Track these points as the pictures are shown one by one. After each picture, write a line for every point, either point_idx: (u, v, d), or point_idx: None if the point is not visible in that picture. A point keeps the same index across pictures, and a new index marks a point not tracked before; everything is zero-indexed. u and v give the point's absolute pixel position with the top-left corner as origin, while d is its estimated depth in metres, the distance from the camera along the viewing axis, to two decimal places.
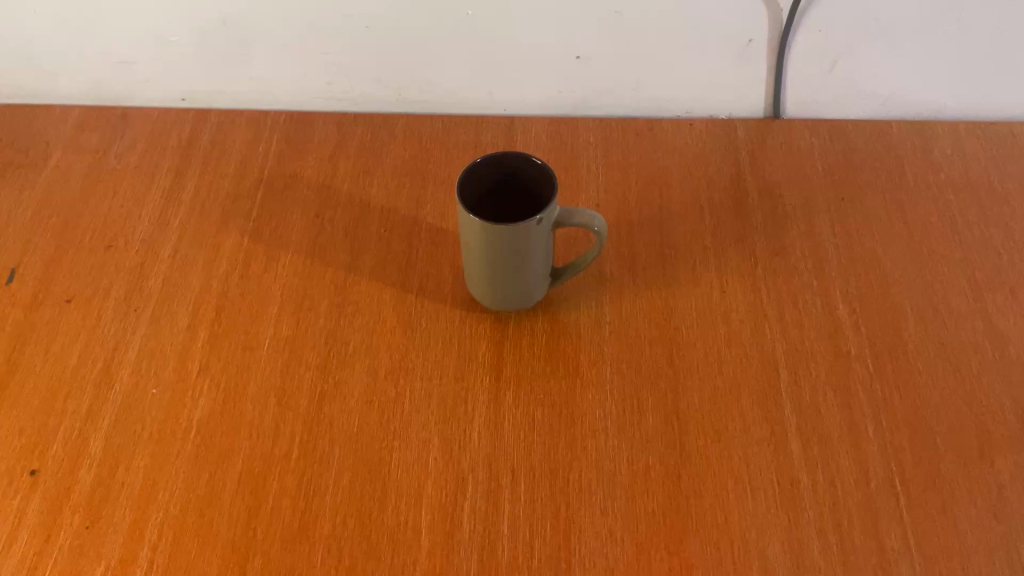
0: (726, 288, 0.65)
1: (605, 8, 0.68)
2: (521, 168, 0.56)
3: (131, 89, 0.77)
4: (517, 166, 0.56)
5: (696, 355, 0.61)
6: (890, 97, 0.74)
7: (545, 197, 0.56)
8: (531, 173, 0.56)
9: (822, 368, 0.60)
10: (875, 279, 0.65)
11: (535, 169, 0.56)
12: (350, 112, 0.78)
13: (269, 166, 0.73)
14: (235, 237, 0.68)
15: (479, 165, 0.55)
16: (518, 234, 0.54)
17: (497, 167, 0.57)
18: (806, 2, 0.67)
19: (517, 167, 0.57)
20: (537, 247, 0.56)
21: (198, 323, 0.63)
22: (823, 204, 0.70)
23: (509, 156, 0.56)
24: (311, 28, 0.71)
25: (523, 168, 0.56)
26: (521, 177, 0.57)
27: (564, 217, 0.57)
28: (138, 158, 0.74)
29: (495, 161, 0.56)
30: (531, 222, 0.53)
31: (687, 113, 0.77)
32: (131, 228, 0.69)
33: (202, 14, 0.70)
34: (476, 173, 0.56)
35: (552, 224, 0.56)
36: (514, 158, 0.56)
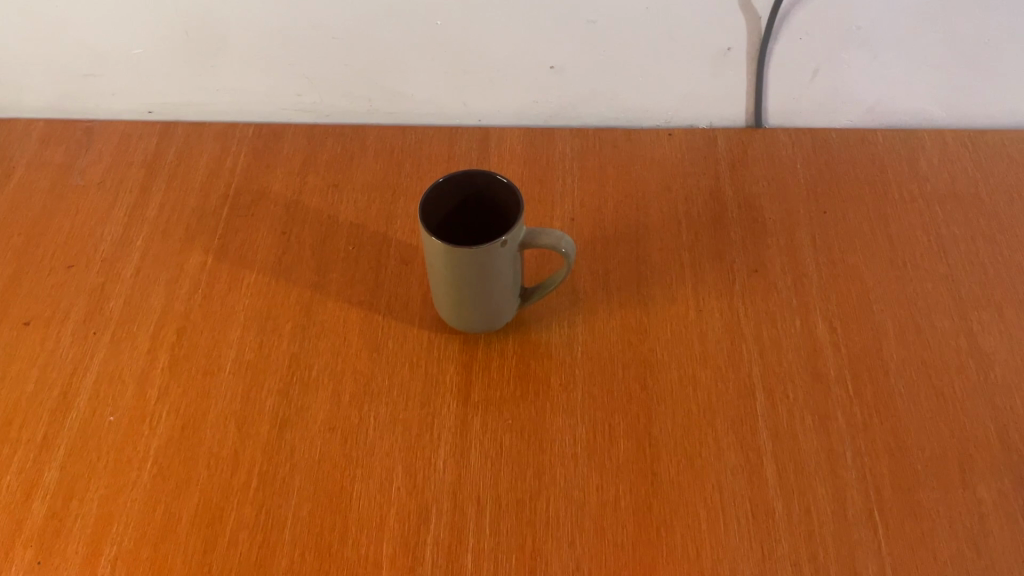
0: (703, 307, 0.63)
1: (578, 18, 0.66)
2: (488, 186, 0.54)
3: (96, 102, 0.76)
4: (483, 184, 0.54)
5: (670, 378, 0.59)
6: (874, 105, 0.72)
7: (512, 217, 0.54)
8: (497, 192, 0.54)
9: (799, 391, 0.58)
10: (857, 297, 0.63)
11: (501, 187, 0.54)
12: (321, 124, 0.76)
13: (237, 182, 0.71)
14: (199, 256, 0.66)
15: (443, 184, 0.53)
16: (483, 256, 0.52)
17: (462, 185, 0.55)
18: (784, 10, 0.65)
19: (482, 185, 0.55)
20: (504, 269, 0.54)
21: (158, 347, 0.62)
22: (805, 217, 0.67)
23: (474, 175, 0.54)
24: (278, 40, 0.69)
25: (490, 187, 0.54)
26: (488, 196, 0.55)
27: (531, 238, 0.55)
28: (103, 174, 0.72)
29: (459, 180, 0.54)
30: (496, 244, 0.51)
31: (666, 122, 0.75)
32: (93, 247, 0.67)
33: (165, 25, 0.68)
34: (440, 192, 0.54)
35: (519, 245, 0.54)
36: (479, 177, 0.54)
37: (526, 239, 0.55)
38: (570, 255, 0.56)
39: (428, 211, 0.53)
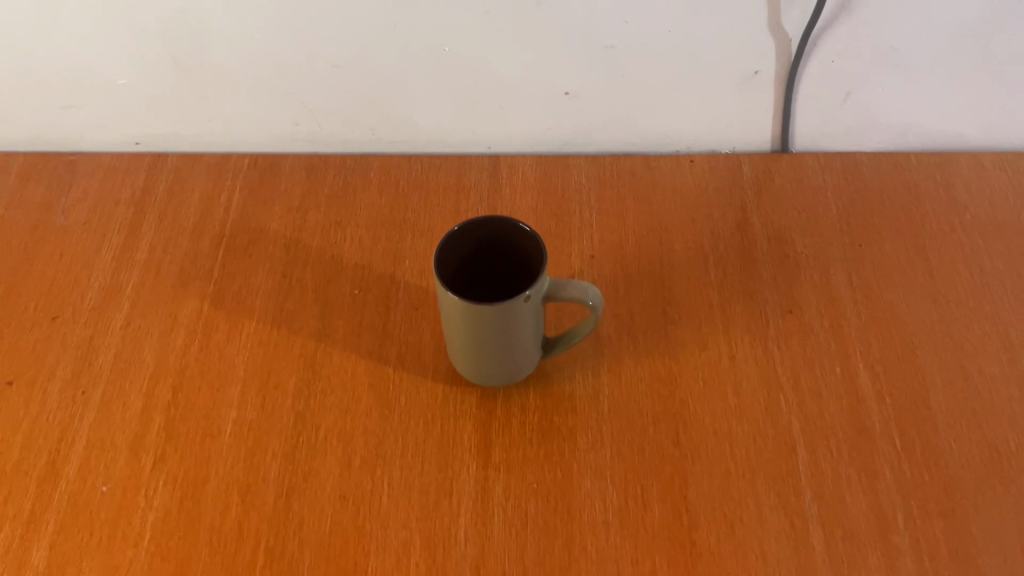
0: (735, 353, 0.59)
1: (595, 44, 0.62)
2: (509, 234, 0.50)
3: (80, 134, 0.71)
4: (504, 232, 0.50)
5: (704, 434, 0.55)
6: (908, 128, 0.68)
7: (534, 267, 0.50)
8: (519, 240, 0.50)
9: (843, 446, 0.55)
10: (898, 339, 0.59)
11: (523, 236, 0.50)
12: (320, 154, 0.72)
13: (232, 220, 0.67)
14: (193, 304, 0.62)
15: (458, 231, 0.49)
16: (503, 310, 0.48)
17: (479, 232, 0.50)
18: (816, 35, 0.61)
19: (503, 233, 0.51)
20: (525, 323, 0.50)
21: (152, 407, 0.57)
22: (839, 251, 0.63)
23: (494, 221, 0.50)
24: (274, 67, 0.65)
25: (511, 234, 0.50)
26: (508, 244, 0.51)
27: (556, 290, 0.50)
28: (88, 213, 0.67)
29: (478, 226, 0.50)
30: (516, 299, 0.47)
31: (687, 147, 0.70)
32: (79, 295, 0.62)
33: (152, 53, 0.64)
34: (456, 239, 0.50)
35: (542, 297, 0.50)
36: (498, 223, 0.50)
37: (550, 291, 0.50)
38: (598, 309, 0.52)
39: (444, 260, 0.49)
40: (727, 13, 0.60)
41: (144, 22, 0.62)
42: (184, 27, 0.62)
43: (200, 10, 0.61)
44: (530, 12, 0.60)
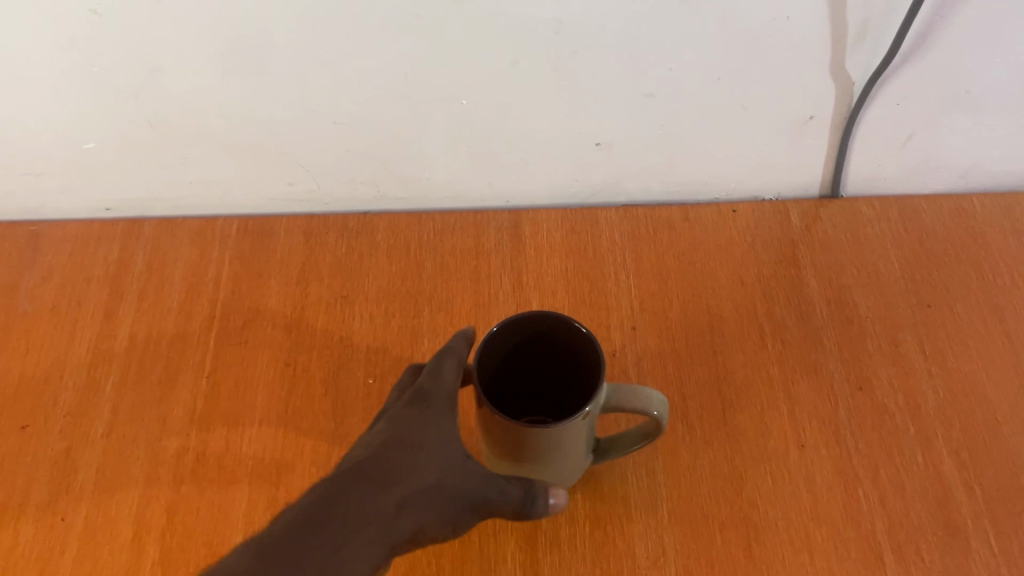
0: (805, 442, 0.52)
1: (635, 92, 0.55)
2: (558, 334, 0.43)
3: (41, 202, 0.63)
4: (553, 331, 0.43)
5: (779, 542, 0.49)
6: (970, 169, 0.62)
7: (590, 373, 0.43)
8: (571, 342, 0.43)
9: (935, 550, 0.48)
10: (981, 418, 0.53)
11: (579, 339, 0.42)
12: (318, 214, 0.64)
13: (223, 299, 0.59)
14: (185, 404, 0.54)
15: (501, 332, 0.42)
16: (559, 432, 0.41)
17: (526, 331, 0.43)
18: (883, 77, 0.54)
19: (551, 332, 0.43)
20: (581, 440, 0.43)
21: (145, 535, 0.49)
22: (906, 315, 0.58)
23: (541, 321, 0.42)
24: (267, 125, 0.57)
25: (561, 335, 0.43)
26: (556, 343, 0.44)
27: (615, 400, 0.43)
28: (56, 296, 0.59)
29: (522, 327, 0.43)
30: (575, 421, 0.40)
31: (727, 195, 0.64)
32: (51, 399, 0.55)
33: (125, 116, 0.56)
34: (497, 344, 0.42)
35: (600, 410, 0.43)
36: (549, 322, 0.42)
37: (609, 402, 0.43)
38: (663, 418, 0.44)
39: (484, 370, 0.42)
40: (785, 58, 0.53)
41: (114, 83, 0.53)
42: (162, 87, 0.54)
43: (182, 67, 0.53)
44: (563, 61, 0.53)
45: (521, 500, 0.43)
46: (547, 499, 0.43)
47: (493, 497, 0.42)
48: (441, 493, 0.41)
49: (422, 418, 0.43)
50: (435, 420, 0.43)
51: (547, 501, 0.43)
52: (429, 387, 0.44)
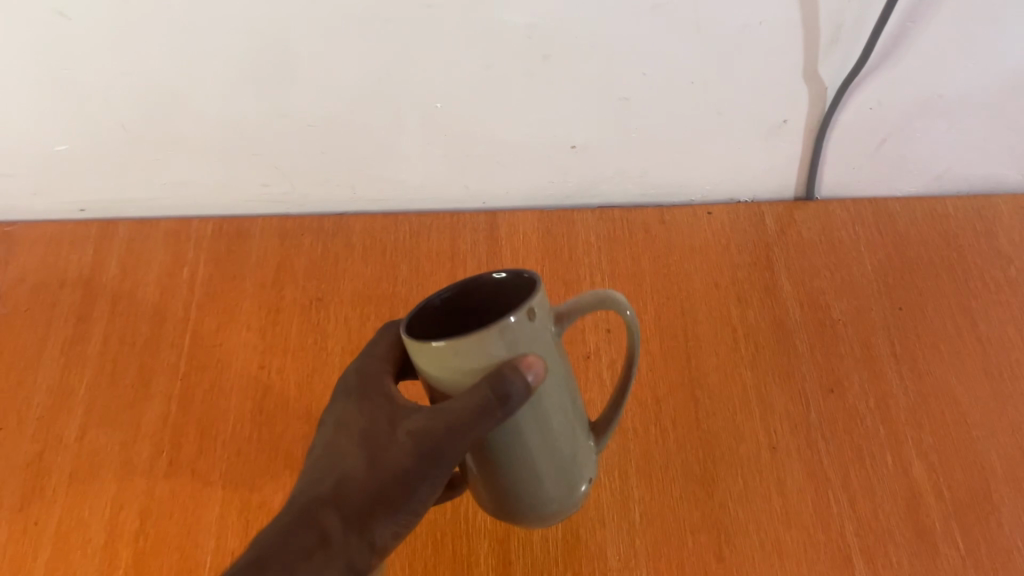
0: (776, 444, 0.53)
1: (609, 96, 0.55)
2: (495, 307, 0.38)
3: (15, 204, 0.62)
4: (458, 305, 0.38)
5: (751, 544, 0.49)
6: (944, 172, 0.62)
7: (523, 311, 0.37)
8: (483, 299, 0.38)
9: (904, 552, 0.49)
10: (951, 419, 0.54)
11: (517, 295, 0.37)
12: (294, 216, 0.64)
13: (197, 301, 0.59)
14: (158, 408, 0.54)
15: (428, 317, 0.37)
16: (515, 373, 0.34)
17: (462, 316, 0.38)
18: (855, 82, 0.54)
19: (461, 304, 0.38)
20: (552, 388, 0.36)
21: (116, 540, 0.49)
22: (878, 317, 0.58)
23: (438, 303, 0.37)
24: (240, 128, 0.57)
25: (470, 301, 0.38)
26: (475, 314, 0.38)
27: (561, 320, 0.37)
28: (28, 299, 0.59)
29: (431, 322, 0.37)
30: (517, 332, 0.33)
31: (703, 197, 0.64)
32: (23, 403, 0.54)
33: (95, 117, 0.56)
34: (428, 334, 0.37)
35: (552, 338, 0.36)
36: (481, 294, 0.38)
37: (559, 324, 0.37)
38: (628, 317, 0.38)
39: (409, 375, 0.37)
40: (758, 62, 0.53)
41: (83, 85, 0.53)
42: (133, 90, 0.54)
43: (152, 69, 0.52)
44: (536, 66, 0.53)
45: (471, 403, 0.33)
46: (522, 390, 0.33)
47: (444, 428, 0.34)
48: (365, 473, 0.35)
49: (351, 391, 0.40)
50: (364, 391, 0.39)
51: (519, 385, 0.33)
52: (354, 363, 0.41)
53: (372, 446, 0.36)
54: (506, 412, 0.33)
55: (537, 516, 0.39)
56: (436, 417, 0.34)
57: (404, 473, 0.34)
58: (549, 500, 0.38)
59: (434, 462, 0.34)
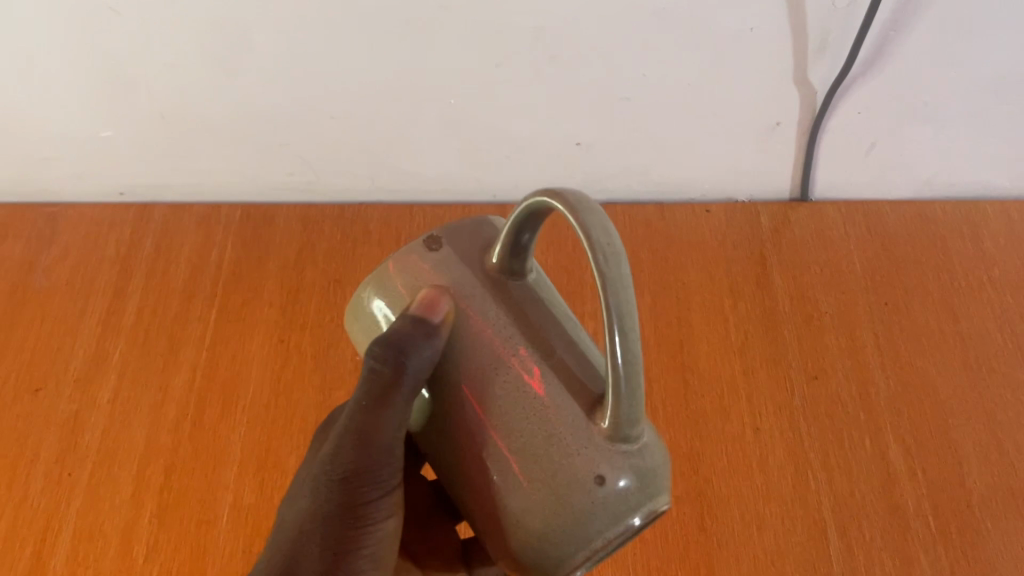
0: (760, 427, 0.56)
1: (612, 96, 0.59)
2: None
3: (60, 185, 0.68)
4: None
5: (730, 517, 0.52)
6: (933, 178, 0.65)
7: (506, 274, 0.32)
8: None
9: (876, 529, 0.52)
10: (929, 408, 0.56)
11: None
12: (317, 204, 0.68)
13: (224, 278, 0.63)
14: (185, 375, 0.58)
15: None
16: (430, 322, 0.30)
17: None
18: (844, 86, 0.58)
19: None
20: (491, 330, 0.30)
21: (143, 492, 0.53)
22: (865, 312, 0.61)
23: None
24: (270, 118, 0.61)
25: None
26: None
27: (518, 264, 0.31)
28: (71, 274, 0.64)
29: None
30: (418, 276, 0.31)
31: (703, 196, 0.68)
32: (62, 366, 0.59)
33: (137, 106, 0.61)
34: None
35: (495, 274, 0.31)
36: None
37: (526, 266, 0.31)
38: (570, 210, 0.28)
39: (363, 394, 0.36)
40: (750, 66, 0.57)
41: (129, 77, 0.58)
42: (172, 80, 0.59)
43: (191, 62, 0.57)
44: (543, 66, 0.57)
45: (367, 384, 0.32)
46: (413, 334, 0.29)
47: (355, 435, 0.33)
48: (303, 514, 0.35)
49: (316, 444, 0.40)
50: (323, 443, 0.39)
51: (404, 327, 0.30)
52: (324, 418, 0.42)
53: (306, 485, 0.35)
54: (405, 377, 0.30)
55: (540, 554, 0.28)
56: (343, 426, 0.33)
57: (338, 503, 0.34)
58: (541, 521, 0.28)
59: (360, 483, 0.34)
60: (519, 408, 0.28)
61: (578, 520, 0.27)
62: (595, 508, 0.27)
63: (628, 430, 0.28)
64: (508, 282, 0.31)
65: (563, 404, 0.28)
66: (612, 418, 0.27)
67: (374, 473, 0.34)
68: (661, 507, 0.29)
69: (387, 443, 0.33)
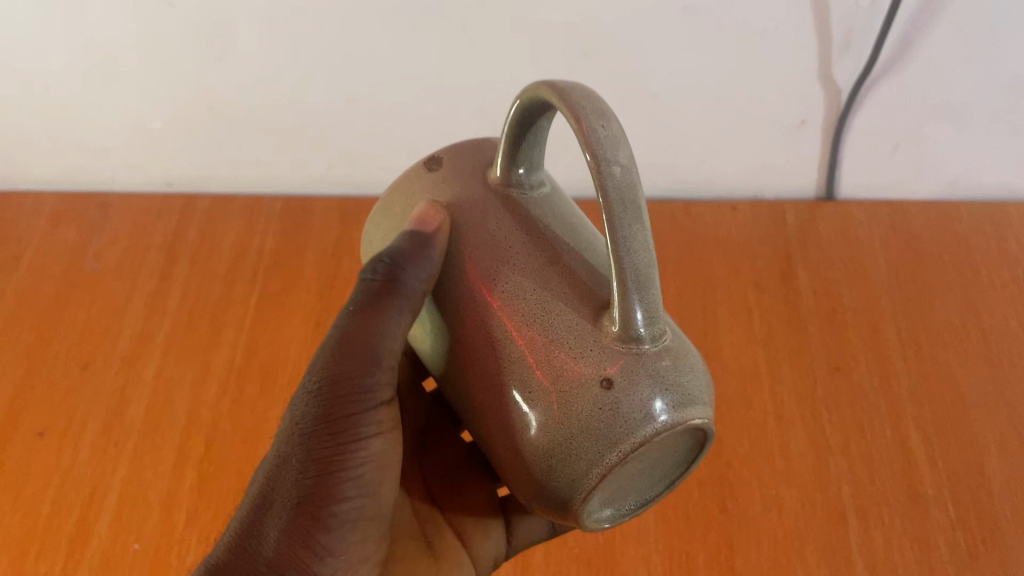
0: (782, 414, 0.57)
1: (641, 92, 0.61)
2: None
3: (112, 174, 0.72)
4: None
5: (751, 500, 0.53)
6: (958, 178, 0.67)
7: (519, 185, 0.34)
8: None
9: (895, 514, 0.52)
10: (950, 399, 0.57)
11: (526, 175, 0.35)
12: (354, 197, 0.71)
13: (265, 264, 0.66)
14: (226, 353, 0.61)
15: None
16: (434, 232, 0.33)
17: None
18: (869, 83, 0.60)
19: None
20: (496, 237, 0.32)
21: (185, 462, 0.55)
22: (888, 306, 0.62)
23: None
24: (312, 112, 0.64)
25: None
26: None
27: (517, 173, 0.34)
28: (119, 257, 0.67)
29: None
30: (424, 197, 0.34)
31: (731, 193, 0.69)
32: (110, 343, 0.62)
33: (187, 99, 0.64)
34: None
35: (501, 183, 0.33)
36: None
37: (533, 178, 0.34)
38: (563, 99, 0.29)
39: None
40: (775, 64, 0.59)
41: (181, 71, 0.62)
42: (221, 73, 0.62)
43: (239, 54, 0.60)
44: (575, 62, 0.59)
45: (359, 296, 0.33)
46: (418, 249, 0.32)
47: (339, 356, 0.33)
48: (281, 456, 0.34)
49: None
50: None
51: (402, 243, 0.32)
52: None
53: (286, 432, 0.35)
54: (400, 285, 0.32)
55: (554, 465, 0.29)
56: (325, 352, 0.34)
57: (317, 433, 0.33)
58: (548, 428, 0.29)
59: (337, 406, 0.33)
60: (521, 308, 0.30)
61: (588, 423, 0.28)
62: (607, 410, 0.28)
63: (636, 325, 0.28)
64: (510, 192, 0.33)
65: (566, 304, 0.30)
66: (619, 316, 0.28)
67: (354, 399, 0.33)
68: (697, 420, 0.29)
69: (372, 363, 0.33)
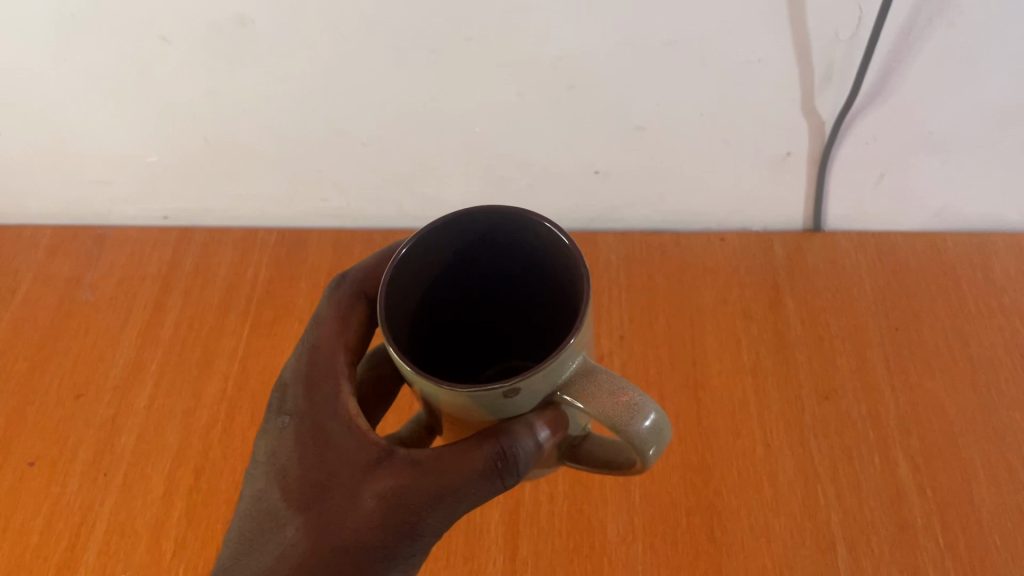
0: (771, 442, 0.57)
1: (627, 124, 0.63)
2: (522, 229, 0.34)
3: (109, 209, 0.73)
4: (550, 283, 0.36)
5: (740, 528, 0.52)
6: (943, 208, 0.68)
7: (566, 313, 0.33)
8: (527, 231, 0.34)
9: (884, 543, 0.52)
10: (938, 428, 0.57)
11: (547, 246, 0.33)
12: (346, 230, 0.72)
13: (258, 295, 0.67)
14: (217, 383, 0.61)
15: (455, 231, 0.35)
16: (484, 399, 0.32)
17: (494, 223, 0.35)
18: (850, 116, 0.61)
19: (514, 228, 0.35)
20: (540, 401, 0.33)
21: (174, 491, 0.55)
22: (876, 335, 0.62)
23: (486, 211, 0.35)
24: (306, 146, 0.66)
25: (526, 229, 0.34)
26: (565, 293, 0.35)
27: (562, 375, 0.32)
28: (114, 289, 0.68)
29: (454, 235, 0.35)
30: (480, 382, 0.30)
31: (718, 225, 0.71)
32: (103, 373, 0.62)
33: (182, 132, 0.65)
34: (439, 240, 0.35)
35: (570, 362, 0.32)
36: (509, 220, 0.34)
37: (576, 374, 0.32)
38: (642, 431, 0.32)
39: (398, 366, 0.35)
40: (759, 96, 0.60)
41: (177, 105, 0.63)
42: (217, 109, 0.63)
43: (233, 89, 0.61)
44: (561, 95, 0.60)
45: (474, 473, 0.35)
46: (528, 438, 0.33)
47: (409, 495, 0.36)
48: (342, 533, 0.37)
49: (316, 435, 0.39)
50: (333, 409, 0.39)
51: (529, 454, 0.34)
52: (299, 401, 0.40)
53: (335, 521, 0.37)
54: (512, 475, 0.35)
55: None
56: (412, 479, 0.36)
57: (380, 547, 0.37)
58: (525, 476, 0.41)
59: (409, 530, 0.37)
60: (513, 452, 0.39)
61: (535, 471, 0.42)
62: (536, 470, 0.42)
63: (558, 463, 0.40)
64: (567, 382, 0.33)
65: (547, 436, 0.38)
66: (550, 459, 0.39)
67: (423, 529, 0.37)
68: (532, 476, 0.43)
69: (457, 509, 0.37)
